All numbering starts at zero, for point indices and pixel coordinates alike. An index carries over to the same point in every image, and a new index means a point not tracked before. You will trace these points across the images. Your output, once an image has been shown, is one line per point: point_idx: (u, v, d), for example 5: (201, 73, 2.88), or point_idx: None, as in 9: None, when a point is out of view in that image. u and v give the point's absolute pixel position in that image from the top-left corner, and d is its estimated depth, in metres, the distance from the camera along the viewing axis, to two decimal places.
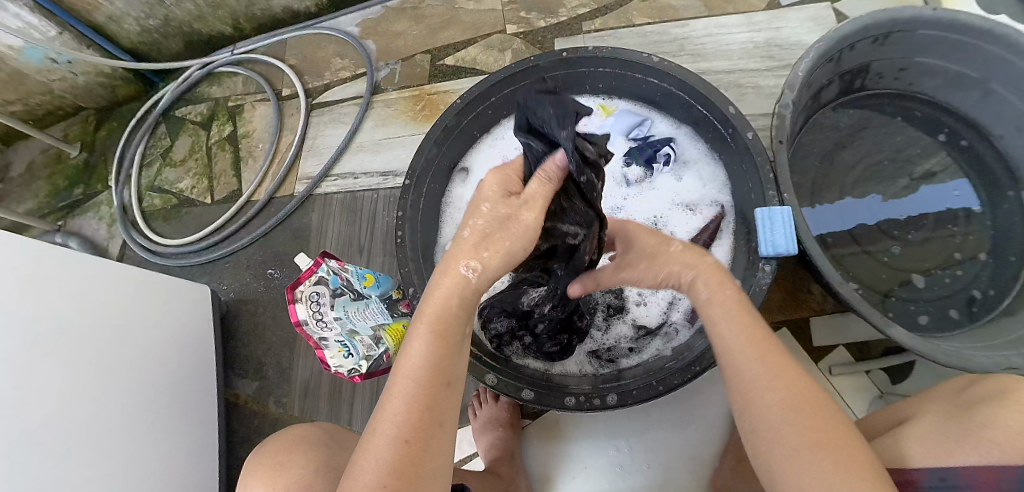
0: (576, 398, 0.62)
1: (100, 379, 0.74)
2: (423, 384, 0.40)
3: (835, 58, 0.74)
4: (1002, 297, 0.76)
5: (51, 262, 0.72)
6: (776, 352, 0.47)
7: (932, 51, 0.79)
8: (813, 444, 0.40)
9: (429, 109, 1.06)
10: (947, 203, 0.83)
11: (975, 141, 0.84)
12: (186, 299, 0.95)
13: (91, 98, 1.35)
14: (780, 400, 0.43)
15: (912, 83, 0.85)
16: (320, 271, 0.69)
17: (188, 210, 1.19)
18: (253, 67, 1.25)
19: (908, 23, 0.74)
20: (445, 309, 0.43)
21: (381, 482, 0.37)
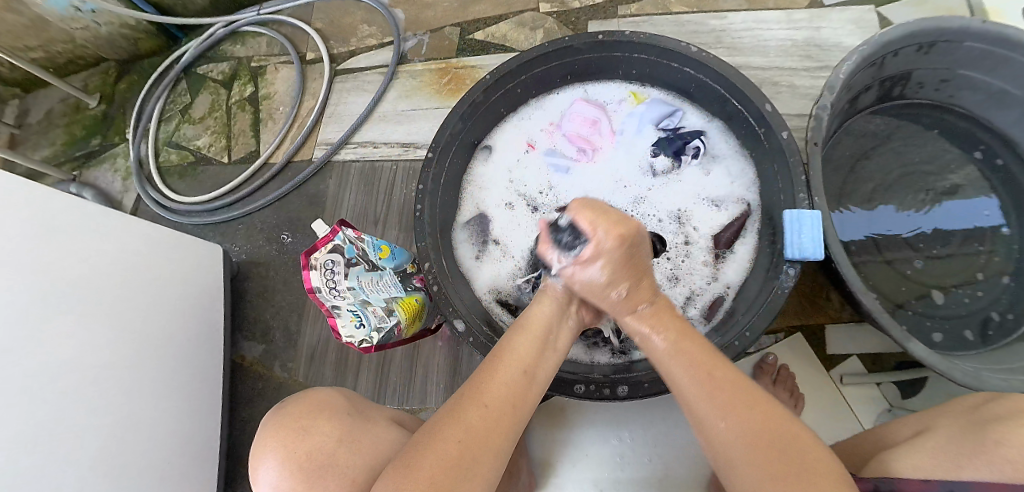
0: (586, 386, 0.62)
1: (109, 329, 0.75)
2: (498, 396, 0.47)
3: (878, 63, 0.71)
4: (1021, 322, 0.74)
5: (70, 211, 0.72)
6: (731, 380, 0.46)
7: (978, 64, 0.76)
8: (756, 451, 0.41)
9: (454, 83, 1.04)
10: (974, 221, 0.80)
11: (1010, 161, 0.81)
12: (200, 258, 0.95)
13: (113, 50, 1.33)
14: (730, 414, 0.44)
15: (952, 96, 0.83)
16: (337, 239, 0.68)
17: (204, 169, 1.18)
18: (278, 29, 1.23)
19: (956, 34, 0.71)
20: (528, 352, 0.52)
21: (439, 463, 0.41)
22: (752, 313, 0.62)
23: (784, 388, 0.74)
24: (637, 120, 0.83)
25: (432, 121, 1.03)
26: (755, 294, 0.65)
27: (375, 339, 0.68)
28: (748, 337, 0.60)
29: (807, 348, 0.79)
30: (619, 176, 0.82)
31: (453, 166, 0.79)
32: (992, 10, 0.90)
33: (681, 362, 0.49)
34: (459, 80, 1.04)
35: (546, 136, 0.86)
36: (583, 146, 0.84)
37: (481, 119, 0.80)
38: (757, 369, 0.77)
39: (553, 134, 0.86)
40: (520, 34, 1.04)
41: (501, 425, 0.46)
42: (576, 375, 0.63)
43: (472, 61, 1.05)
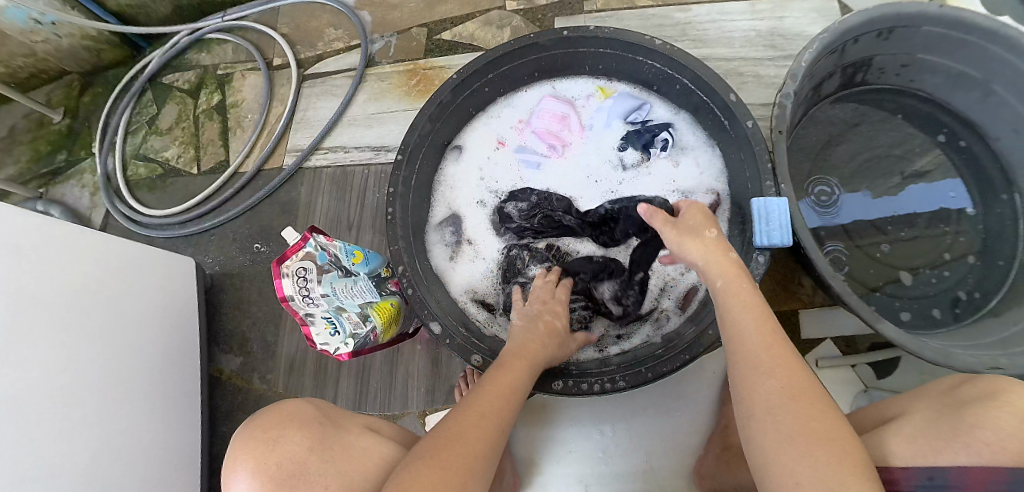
0: (564, 382, 0.61)
1: (81, 349, 0.73)
2: (487, 403, 0.51)
3: (838, 51, 0.73)
4: (989, 299, 0.76)
5: (35, 228, 0.70)
6: (779, 343, 0.49)
7: (937, 49, 0.78)
8: (811, 434, 0.42)
9: (423, 84, 1.03)
10: (938, 203, 0.82)
11: (972, 142, 0.83)
12: (172, 272, 0.93)
13: (75, 62, 1.30)
14: (778, 392, 0.45)
15: (913, 80, 0.84)
16: (308, 246, 0.66)
17: (173, 181, 1.16)
18: (243, 35, 1.21)
19: (913, 19, 0.72)
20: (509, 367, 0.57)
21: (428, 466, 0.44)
22: None
23: None
24: (606, 114, 0.84)
25: (403, 123, 1.02)
26: None
27: (351, 346, 0.68)
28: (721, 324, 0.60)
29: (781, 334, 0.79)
30: (590, 170, 0.83)
31: (423, 167, 0.78)
32: None
33: (747, 316, 0.52)
34: (428, 80, 1.03)
35: (516, 134, 0.86)
36: (553, 142, 0.84)
37: (449, 119, 0.80)
38: None
39: (523, 131, 0.86)
40: (488, 32, 1.04)
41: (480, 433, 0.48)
42: (554, 372, 0.63)
43: (440, 61, 1.04)
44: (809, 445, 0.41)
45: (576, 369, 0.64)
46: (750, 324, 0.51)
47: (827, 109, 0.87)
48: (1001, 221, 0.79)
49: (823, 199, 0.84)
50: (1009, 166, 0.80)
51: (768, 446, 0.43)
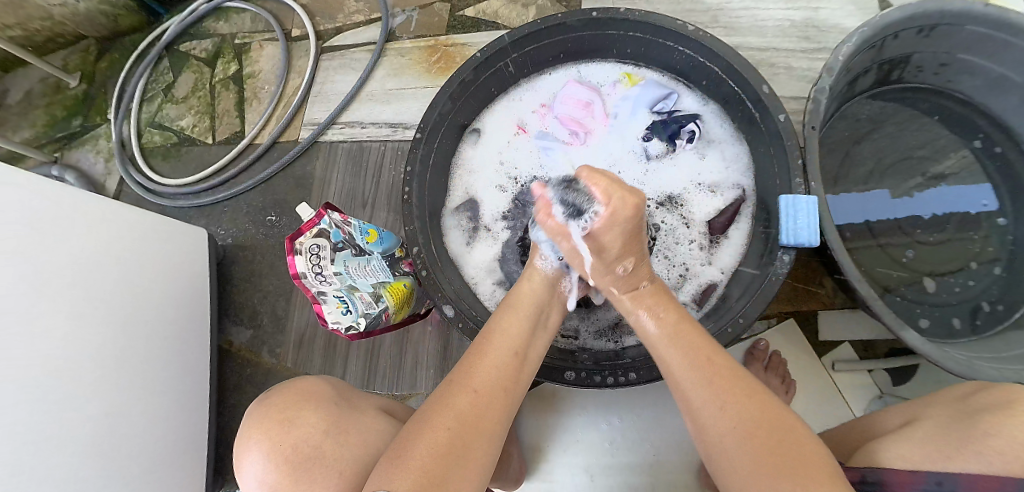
0: (576, 372, 0.61)
1: (91, 312, 0.73)
2: (508, 357, 0.51)
3: (877, 46, 0.69)
4: (1013, 311, 0.73)
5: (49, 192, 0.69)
6: (708, 347, 0.51)
7: (979, 48, 0.74)
8: (769, 465, 0.40)
9: (444, 61, 1.01)
10: (968, 207, 0.80)
11: (1009, 149, 0.80)
12: (184, 242, 0.92)
13: (92, 27, 1.28)
14: (732, 428, 0.44)
15: (950, 81, 0.81)
16: (321, 224, 0.66)
17: (188, 150, 1.15)
18: (262, 5, 1.19)
19: (957, 16, 0.69)
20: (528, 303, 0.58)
21: (449, 421, 0.44)
22: (746, 298, 0.61)
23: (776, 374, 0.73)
24: (631, 103, 0.81)
25: (421, 100, 1.00)
26: (749, 280, 0.64)
27: (361, 325, 0.67)
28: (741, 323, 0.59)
29: (797, 333, 0.78)
30: (612, 159, 0.81)
31: (442, 146, 0.77)
32: None
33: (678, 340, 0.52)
34: (449, 58, 1.01)
35: (538, 119, 0.84)
36: (576, 128, 0.82)
37: (470, 99, 0.78)
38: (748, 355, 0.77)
39: (545, 116, 0.84)
40: (513, 11, 1.01)
41: (493, 406, 0.47)
42: (566, 362, 0.62)
43: (462, 38, 1.01)
44: (768, 465, 0.40)
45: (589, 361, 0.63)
46: (681, 344, 0.52)
47: (859, 106, 0.84)
48: None
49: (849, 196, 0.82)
50: None
51: (728, 471, 0.43)
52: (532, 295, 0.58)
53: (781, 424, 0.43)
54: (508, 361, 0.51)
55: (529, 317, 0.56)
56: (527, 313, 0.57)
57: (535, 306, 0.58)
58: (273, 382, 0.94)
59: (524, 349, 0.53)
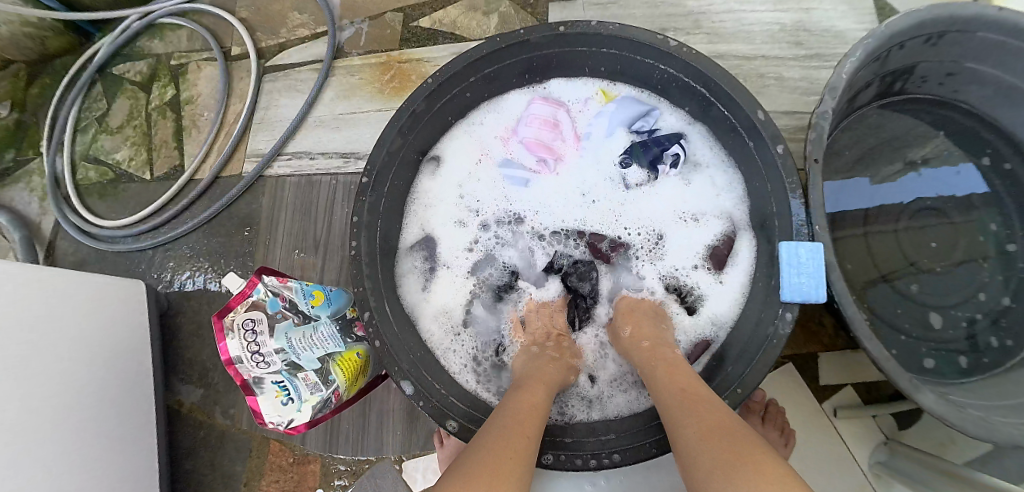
0: (555, 455, 0.52)
1: (20, 395, 0.64)
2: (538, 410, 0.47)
3: (881, 58, 0.61)
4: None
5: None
6: (692, 390, 0.46)
7: (989, 57, 0.65)
8: (722, 460, 0.35)
9: (398, 81, 0.91)
10: (956, 190, 0.74)
11: (1019, 166, 0.72)
12: (121, 298, 0.83)
13: (17, 51, 1.16)
14: (699, 433, 0.39)
15: (956, 91, 0.73)
16: (255, 295, 0.58)
17: (126, 187, 1.04)
18: (200, 20, 1.08)
19: (968, 24, 0.60)
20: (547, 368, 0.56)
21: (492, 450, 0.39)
22: (746, 361, 0.53)
23: (775, 426, 0.66)
24: (608, 119, 0.73)
25: (376, 126, 0.90)
26: (748, 336, 0.56)
27: (308, 413, 0.60)
28: (740, 393, 0.52)
29: (796, 379, 0.71)
30: (587, 188, 0.73)
31: (394, 186, 0.67)
32: None
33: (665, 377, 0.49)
34: (404, 76, 0.91)
35: (504, 144, 0.75)
36: (545, 155, 0.73)
37: (425, 129, 0.68)
38: (744, 406, 0.69)
39: (510, 141, 0.75)
40: (473, 20, 0.91)
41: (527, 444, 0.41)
42: (544, 441, 0.54)
43: (417, 52, 0.91)
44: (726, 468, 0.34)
45: (569, 438, 0.55)
46: (667, 388, 0.47)
47: (857, 120, 0.75)
48: None
49: (840, 191, 0.75)
50: None
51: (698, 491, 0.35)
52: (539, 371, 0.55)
53: (737, 434, 0.37)
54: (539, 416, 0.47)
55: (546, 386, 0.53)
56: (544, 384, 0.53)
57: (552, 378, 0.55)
58: (228, 447, 0.85)
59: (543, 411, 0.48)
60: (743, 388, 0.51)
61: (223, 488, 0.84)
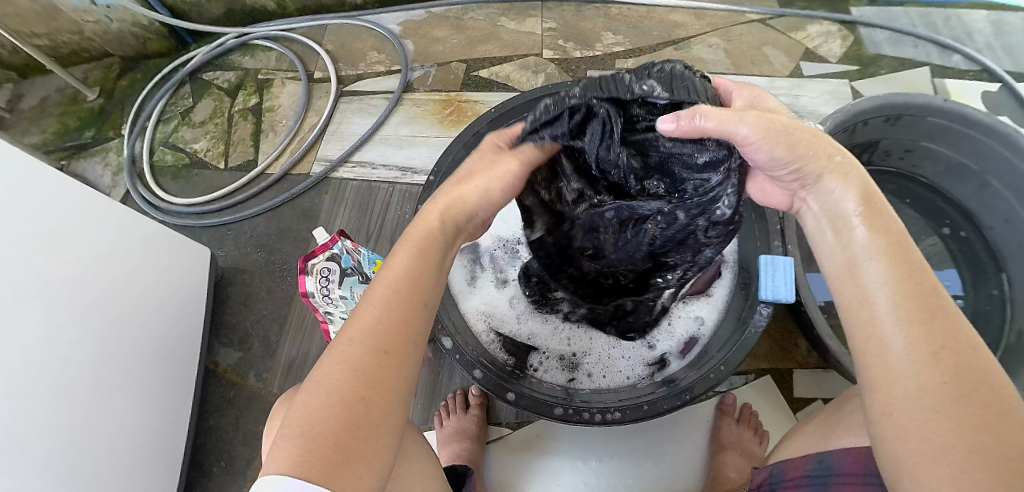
0: (564, 409, 0.66)
1: (88, 308, 0.74)
2: (399, 294, 0.43)
3: (850, 129, 0.81)
4: None
5: (48, 198, 0.69)
6: (919, 277, 0.39)
7: (940, 139, 0.86)
8: (966, 428, 0.34)
9: (456, 115, 1.10)
10: (935, 283, 0.91)
11: (972, 233, 0.92)
12: (188, 257, 0.95)
13: (120, 46, 1.33)
14: (934, 382, 0.36)
15: (915, 166, 0.93)
16: (334, 249, 0.70)
17: (198, 172, 1.18)
18: (288, 46, 1.28)
19: (920, 109, 0.81)
20: (427, 237, 0.48)
21: (329, 409, 0.37)
22: (724, 351, 0.69)
23: (748, 426, 0.81)
24: None
25: (433, 147, 1.07)
26: (727, 335, 0.72)
27: None
28: (721, 370, 0.67)
29: (773, 388, 0.86)
30: None
31: None
32: (954, 93, 1.07)
33: (878, 245, 0.41)
34: (461, 112, 1.10)
35: None
36: None
37: None
38: (719, 410, 0.84)
39: None
40: (524, 75, 1.13)
41: (392, 369, 0.40)
42: (555, 399, 0.68)
43: (474, 96, 1.12)
44: (971, 461, 0.33)
45: (577, 399, 0.69)
46: (888, 275, 0.39)
47: None
48: (986, 309, 0.89)
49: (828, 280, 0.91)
50: (999, 253, 0.89)
51: (903, 451, 0.36)
52: (429, 226, 0.48)
53: (1009, 406, 0.35)
54: (372, 353, 0.40)
55: (431, 252, 0.47)
56: (422, 247, 0.47)
57: (441, 234, 0.49)
58: (255, 407, 0.95)
59: (420, 283, 0.45)
60: (726, 364, 0.67)
61: (244, 445, 0.93)
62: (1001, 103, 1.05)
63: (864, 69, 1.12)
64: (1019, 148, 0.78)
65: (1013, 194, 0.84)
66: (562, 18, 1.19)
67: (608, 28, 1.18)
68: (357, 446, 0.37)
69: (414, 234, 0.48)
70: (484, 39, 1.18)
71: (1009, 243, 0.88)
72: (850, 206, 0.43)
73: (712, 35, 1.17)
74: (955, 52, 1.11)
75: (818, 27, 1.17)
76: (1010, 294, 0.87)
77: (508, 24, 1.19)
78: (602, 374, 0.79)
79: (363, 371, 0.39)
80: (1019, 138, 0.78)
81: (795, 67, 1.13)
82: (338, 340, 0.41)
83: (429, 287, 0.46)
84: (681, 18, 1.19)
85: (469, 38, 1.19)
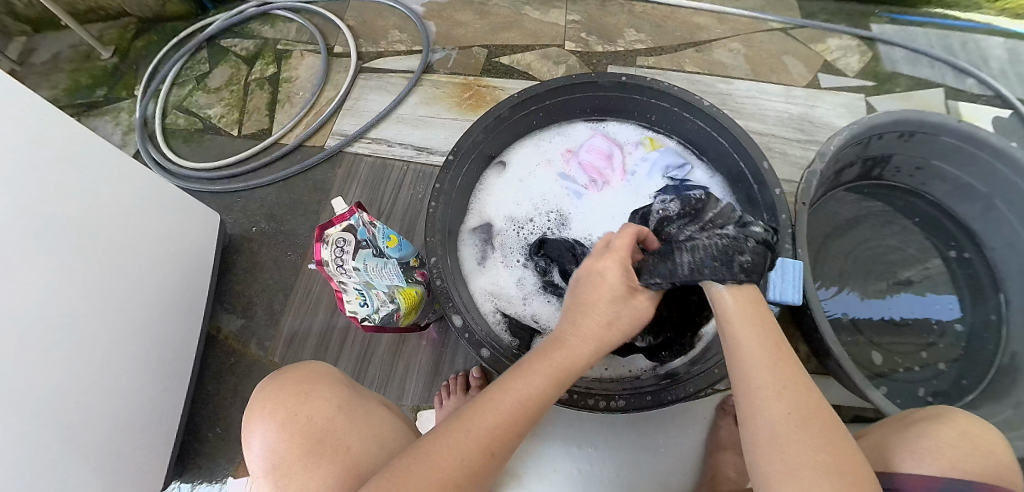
0: (569, 393, 0.67)
1: (96, 262, 0.73)
2: (544, 386, 0.49)
3: (865, 142, 0.82)
4: (971, 394, 0.84)
5: (69, 149, 0.69)
6: (774, 344, 0.50)
7: (952, 158, 0.87)
8: (815, 453, 0.43)
9: (474, 99, 1.10)
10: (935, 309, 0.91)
11: (974, 255, 0.93)
12: (198, 221, 0.95)
13: (139, 7, 1.31)
14: (784, 413, 0.45)
15: (922, 184, 0.95)
16: (352, 220, 0.71)
17: (211, 138, 1.18)
18: (310, 18, 1.27)
19: (935, 127, 0.82)
20: (586, 336, 0.53)
21: (461, 464, 0.44)
22: None
23: None
24: (650, 164, 0.90)
25: (449, 130, 1.07)
26: None
27: (376, 319, 0.72)
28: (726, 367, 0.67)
29: None
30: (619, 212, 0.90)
31: (470, 171, 0.84)
32: (967, 115, 1.08)
33: (745, 318, 0.52)
34: (480, 97, 1.10)
35: (561, 161, 0.93)
36: (595, 177, 0.91)
37: (503, 133, 0.87)
38: (720, 409, 0.85)
39: (570, 160, 0.93)
40: (544, 65, 1.14)
41: (513, 445, 0.47)
42: None
43: (494, 82, 1.12)
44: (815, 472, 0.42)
45: (581, 385, 0.70)
46: (750, 338, 0.51)
47: (844, 193, 0.97)
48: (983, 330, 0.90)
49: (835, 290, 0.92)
50: (999, 276, 0.90)
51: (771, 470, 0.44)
52: (587, 331, 0.53)
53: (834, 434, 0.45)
54: (503, 431, 0.46)
55: (578, 355, 0.52)
56: (570, 347, 0.51)
57: (598, 339, 0.53)
58: (255, 375, 0.95)
59: (569, 381, 0.51)
60: None
61: (241, 413, 0.93)
62: (1012, 129, 1.07)
63: (881, 85, 1.12)
64: None
65: (1018, 218, 0.85)
66: (585, 11, 1.20)
67: (630, 25, 1.18)
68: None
69: (576, 333, 0.53)
70: (507, 27, 1.18)
71: (1011, 265, 0.89)
72: (727, 300, 0.54)
73: (733, 40, 1.18)
74: (972, 76, 1.12)
75: (839, 41, 1.18)
76: (1007, 318, 0.88)
77: (532, 13, 1.19)
78: (604, 366, 0.80)
79: (501, 437, 0.46)
80: None
81: (812, 77, 1.13)
82: (480, 404, 0.48)
83: (570, 384, 0.51)
84: (703, 21, 1.20)
85: (492, 25, 1.19)
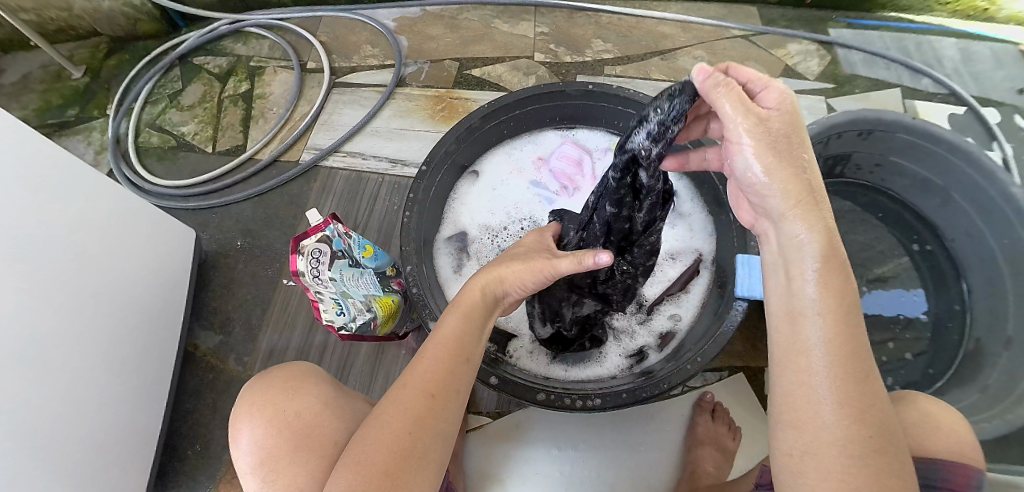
0: (547, 394, 0.69)
1: (71, 282, 0.73)
2: (449, 356, 0.50)
3: (823, 141, 0.86)
4: (934, 380, 0.88)
5: (41, 169, 0.69)
6: (847, 326, 0.41)
7: (907, 154, 0.91)
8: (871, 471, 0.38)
9: (448, 111, 1.12)
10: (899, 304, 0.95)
11: (937, 247, 0.98)
12: (173, 238, 0.95)
13: (109, 26, 1.31)
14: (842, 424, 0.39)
15: (882, 180, 0.99)
16: (326, 231, 0.72)
17: (185, 155, 1.18)
18: (282, 35, 1.28)
19: (889, 125, 0.86)
20: (473, 301, 0.54)
21: (387, 444, 0.44)
22: (700, 344, 0.72)
23: (722, 422, 0.84)
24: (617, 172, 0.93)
25: (424, 141, 1.09)
26: (704, 330, 0.75)
27: (352, 327, 0.72)
28: (697, 363, 0.70)
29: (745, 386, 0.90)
30: None
31: (443, 180, 0.86)
32: (921, 113, 1.14)
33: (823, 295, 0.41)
34: (453, 109, 1.12)
35: (533, 169, 0.96)
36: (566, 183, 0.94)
37: (474, 143, 0.89)
38: (697, 405, 0.87)
39: (541, 168, 0.96)
40: (515, 76, 1.16)
41: (440, 414, 0.47)
42: (537, 384, 0.70)
43: (467, 94, 1.14)
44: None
45: (557, 386, 0.71)
46: (825, 329, 0.41)
47: None
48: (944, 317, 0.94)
49: None
50: (960, 266, 0.95)
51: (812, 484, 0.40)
52: (473, 299, 0.54)
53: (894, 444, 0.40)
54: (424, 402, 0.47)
55: (474, 318, 0.54)
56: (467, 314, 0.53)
57: (482, 305, 0.55)
58: (235, 391, 0.95)
59: (467, 343, 0.52)
60: (702, 357, 0.70)
61: (221, 430, 0.93)
62: (964, 125, 1.12)
63: (838, 87, 1.18)
64: (977, 165, 0.84)
65: (972, 210, 0.90)
66: (553, 23, 1.23)
67: (598, 35, 1.22)
68: (401, 474, 0.43)
69: (464, 299, 0.55)
70: (478, 39, 1.21)
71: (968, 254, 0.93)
72: (809, 264, 0.42)
73: (697, 48, 1.22)
74: (924, 76, 1.18)
75: (797, 46, 1.23)
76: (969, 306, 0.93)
77: (501, 26, 1.22)
78: (582, 367, 0.82)
79: (419, 411, 0.46)
80: (977, 156, 0.83)
81: None
82: (398, 386, 0.49)
83: (473, 346, 0.53)
84: (668, 30, 1.24)
85: (463, 38, 1.21)
